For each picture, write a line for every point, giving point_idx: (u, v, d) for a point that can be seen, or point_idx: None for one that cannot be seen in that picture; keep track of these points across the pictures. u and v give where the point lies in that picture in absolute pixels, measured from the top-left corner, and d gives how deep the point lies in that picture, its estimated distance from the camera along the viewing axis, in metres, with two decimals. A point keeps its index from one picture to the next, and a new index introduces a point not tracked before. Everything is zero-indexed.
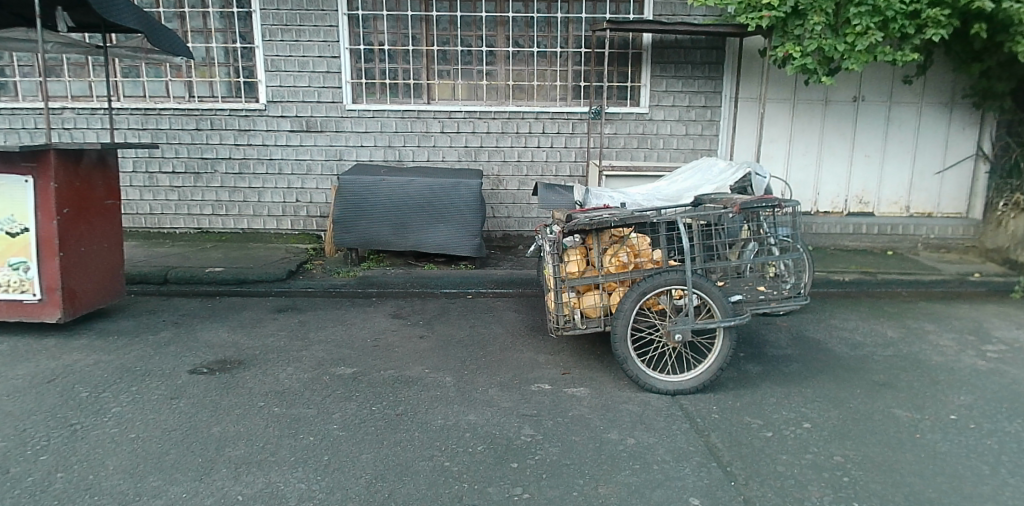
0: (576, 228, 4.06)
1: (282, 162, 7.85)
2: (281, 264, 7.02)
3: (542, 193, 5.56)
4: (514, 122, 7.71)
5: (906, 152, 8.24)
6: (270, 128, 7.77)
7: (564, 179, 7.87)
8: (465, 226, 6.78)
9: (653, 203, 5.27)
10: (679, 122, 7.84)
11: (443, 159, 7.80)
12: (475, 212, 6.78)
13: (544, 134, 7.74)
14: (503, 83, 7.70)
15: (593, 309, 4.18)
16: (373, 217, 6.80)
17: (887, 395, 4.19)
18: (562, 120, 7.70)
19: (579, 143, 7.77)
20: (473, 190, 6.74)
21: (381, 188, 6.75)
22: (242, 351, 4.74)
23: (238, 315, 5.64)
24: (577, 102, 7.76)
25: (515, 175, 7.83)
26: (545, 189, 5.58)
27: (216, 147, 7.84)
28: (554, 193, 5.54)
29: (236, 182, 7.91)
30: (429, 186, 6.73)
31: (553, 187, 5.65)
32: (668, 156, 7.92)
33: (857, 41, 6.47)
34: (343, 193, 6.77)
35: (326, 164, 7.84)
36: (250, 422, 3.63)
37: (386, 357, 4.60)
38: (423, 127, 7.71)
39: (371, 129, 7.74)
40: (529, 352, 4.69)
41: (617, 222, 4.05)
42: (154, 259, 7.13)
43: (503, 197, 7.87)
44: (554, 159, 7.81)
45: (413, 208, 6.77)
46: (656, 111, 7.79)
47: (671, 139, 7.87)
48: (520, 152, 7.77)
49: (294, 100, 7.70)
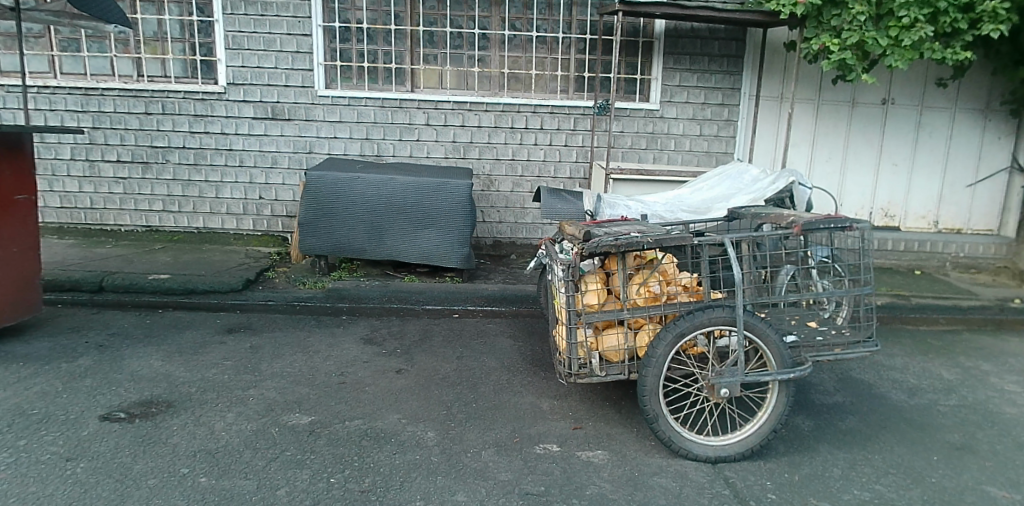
0: (599, 250, 3.18)
1: (243, 154, 6.90)
2: (238, 271, 6.08)
3: (544, 197, 4.69)
4: (509, 116, 6.83)
5: (937, 161, 7.53)
6: (231, 115, 6.82)
7: (563, 181, 7.01)
8: (452, 234, 5.90)
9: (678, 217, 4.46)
10: (693, 122, 7.04)
11: (428, 155, 6.90)
12: (464, 216, 5.89)
13: (542, 130, 6.88)
14: (498, 71, 6.81)
15: (616, 352, 3.32)
16: (346, 220, 5.89)
17: (971, 464, 3.40)
18: (563, 115, 6.85)
19: (580, 142, 6.92)
20: (463, 191, 5.85)
21: (357, 187, 5.85)
22: (174, 388, 3.82)
23: (179, 337, 4.71)
24: (580, 96, 6.91)
25: (509, 176, 6.96)
26: (548, 193, 4.70)
27: (168, 135, 6.86)
28: (558, 198, 4.67)
29: (191, 175, 6.94)
30: (411, 185, 5.84)
31: (558, 190, 4.77)
32: (680, 159, 7.11)
33: (902, 35, 5.69)
34: (312, 191, 5.86)
35: (294, 157, 6.90)
36: (165, 502, 2.72)
37: (352, 400, 3.72)
38: (405, 118, 6.81)
39: (346, 118, 6.82)
40: (530, 398, 3.84)
41: (651, 244, 3.18)
42: (91, 262, 6.15)
43: (496, 199, 6.99)
44: (553, 158, 6.94)
45: (393, 210, 5.86)
46: (667, 107, 6.98)
47: (683, 140, 7.06)
48: (515, 150, 6.90)
49: (259, 84, 6.76)
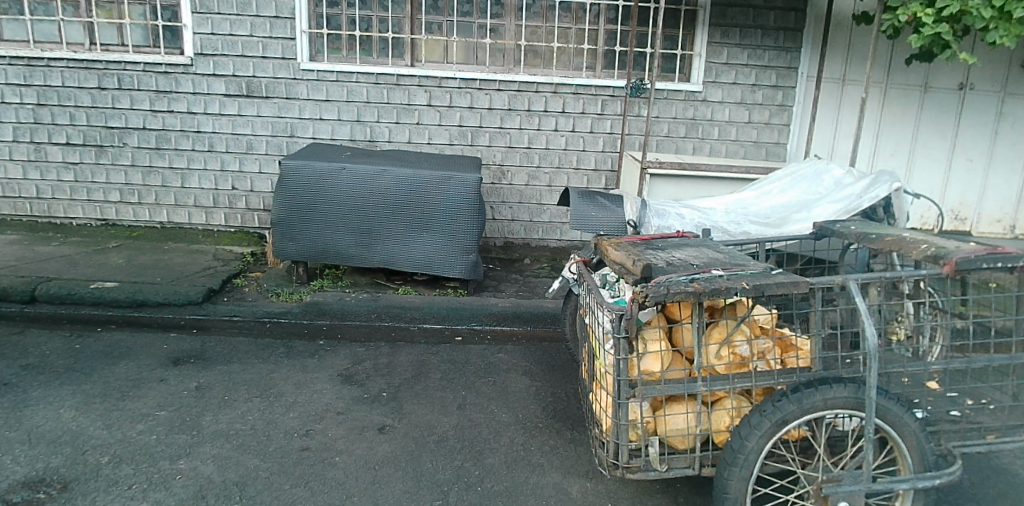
0: (671, 300, 2.13)
1: (213, 137, 5.85)
2: (200, 278, 5.09)
3: (571, 201, 3.65)
4: (525, 96, 5.79)
5: (1019, 157, 6.40)
6: (197, 91, 5.76)
7: (587, 173, 5.98)
8: (456, 239, 4.89)
9: (739, 235, 3.52)
10: (741, 106, 5.99)
11: (429, 141, 5.88)
12: (472, 218, 4.87)
13: (563, 114, 5.84)
14: (513, 44, 5.74)
15: (683, 439, 2.32)
16: (329, 219, 4.89)
17: None
18: (589, 96, 5.80)
19: (608, 128, 5.88)
20: (471, 186, 4.82)
21: (342, 180, 4.83)
22: (80, 456, 2.88)
23: (111, 370, 3.76)
24: (609, 74, 5.85)
25: (524, 166, 5.93)
26: (578, 196, 3.66)
27: (126, 114, 5.81)
28: (590, 203, 3.61)
29: (153, 160, 5.89)
30: (407, 178, 4.82)
31: (589, 192, 3.75)
32: (724, 150, 6.07)
33: (1009, 6, 4.54)
34: (286, 185, 4.84)
35: (273, 141, 5.86)
36: None
37: (314, 480, 2.76)
38: (403, 98, 5.78)
39: (334, 97, 5.78)
40: (555, 477, 2.86)
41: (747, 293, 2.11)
42: (27, 263, 5.19)
43: (508, 193, 5.98)
44: (576, 147, 5.91)
45: (385, 209, 4.86)
46: (712, 89, 5.92)
47: (729, 127, 6.02)
48: (532, 136, 5.87)
49: (232, 54, 5.70)
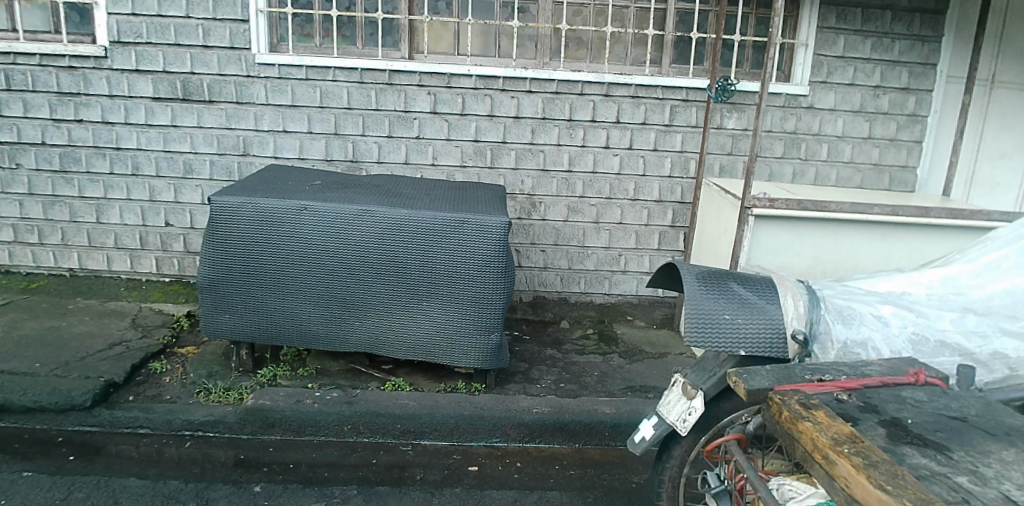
0: None
1: (138, 155, 4.27)
2: (100, 361, 3.51)
3: (687, 289, 2.03)
4: (565, 101, 4.20)
5: None
6: (115, 93, 4.17)
7: (647, 206, 4.38)
8: (472, 314, 3.29)
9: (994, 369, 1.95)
10: (857, 116, 4.40)
11: (434, 162, 4.29)
12: (497, 281, 3.26)
13: (617, 125, 4.25)
14: (549, 28, 4.16)
15: None
16: (285, 283, 3.28)
17: None
18: (653, 101, 4.21)
19: (678, 144, 4.29)
20: (495, 236, 3.21)
21: (303, 226, 3.21)
22: None
23: None
24: (680, 70, 4.26)
25: (563, 196, 4.35)
26: (698, 282, 2.04)
27: (18, 124, 4.23)
28: (722, 298, 2.00)
29: (56, 186, 4.31)
30: (401, 222, 3.20)
31: (714, 270, 2.13)
32: (833, 175, 4.48)
33: None
34: (218, 233, 3.21)
35: (220, 161, 4.27)
36: None
37: None
38: (398, 102, 4.19)
39: (302, 100, 4.19)
40: None
41: None
42: None
43: (540, 232, 4.40)
44: (633, 170, 4.32)
45: (369, 268, 3.25)
46: (819, 92, 4.34)
47: (839, 144, 4.43)
48: (574, 155, 4.28)
49: (162, 43, 4.10)
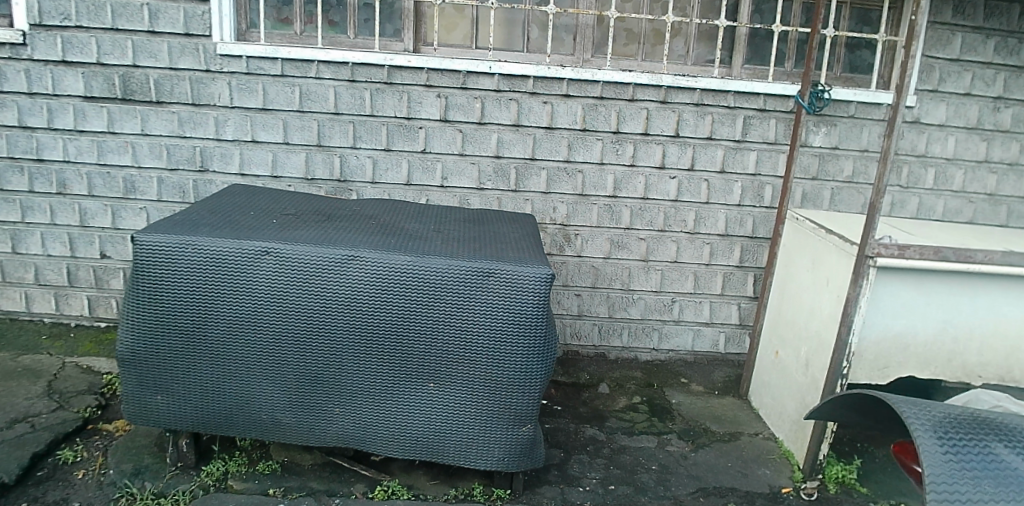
0: None
1: (66, 169, 3.37)
2: None
3: (929, 458, 1.67)
4: (611, 108, 3.31)
5: None
6: (37, 91, 3.27)
7: (709, 241, 3.50)
8: (494, 400, 2.40)
9: None
10: (972, 133, 3.52)
11: (443, 184, 3.40)
12: (533, 356, 2.36)
13: (675, 140, 3.36)
14: (592, 16, 3.28)
15: None
16: (238, 355, 2.36)
17: None
18: (720, 110, 3.33)
19: (751, 165, 3.40)
20: (533, 294, 2.31)
21: (263, 277, 2.30)
22: None
23: None
24: (755, 73, 3.38)
25: (604, 227, 3.46)
26: (943, 448, 1.68)
27: None
28: (975, 483, 1.61)
29: None
30: (401, 275, 2.30)
31: (962, 429, 1.74)
32: (939, 206, 3.59)
33: None
34: (146, 285, 2.30)
35: (171, 179, 3.38)
36: None
37: None
38: (398, 107, 3.30)
39: (276, 102, 3.29)
40: None
41: None
42: None
43: (574, 272, 3.51)
44: (693, 197, 3.44)
45: (355, 337, 2.34)
46: (926, 103, 3.46)
47: (949, 168, 3.55)
48: (620, 176, 3.40)
49: (96, 28, 3.20)
